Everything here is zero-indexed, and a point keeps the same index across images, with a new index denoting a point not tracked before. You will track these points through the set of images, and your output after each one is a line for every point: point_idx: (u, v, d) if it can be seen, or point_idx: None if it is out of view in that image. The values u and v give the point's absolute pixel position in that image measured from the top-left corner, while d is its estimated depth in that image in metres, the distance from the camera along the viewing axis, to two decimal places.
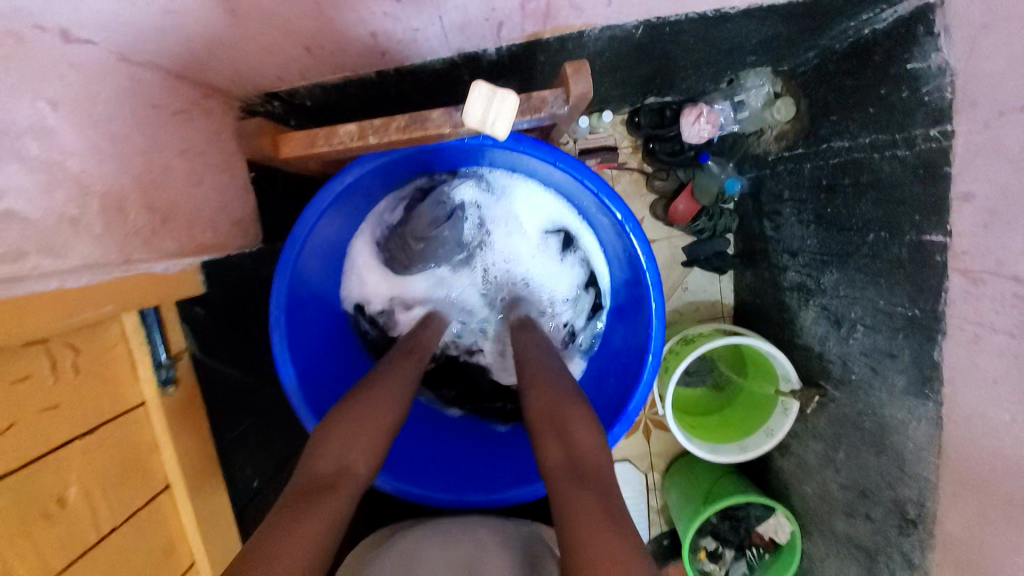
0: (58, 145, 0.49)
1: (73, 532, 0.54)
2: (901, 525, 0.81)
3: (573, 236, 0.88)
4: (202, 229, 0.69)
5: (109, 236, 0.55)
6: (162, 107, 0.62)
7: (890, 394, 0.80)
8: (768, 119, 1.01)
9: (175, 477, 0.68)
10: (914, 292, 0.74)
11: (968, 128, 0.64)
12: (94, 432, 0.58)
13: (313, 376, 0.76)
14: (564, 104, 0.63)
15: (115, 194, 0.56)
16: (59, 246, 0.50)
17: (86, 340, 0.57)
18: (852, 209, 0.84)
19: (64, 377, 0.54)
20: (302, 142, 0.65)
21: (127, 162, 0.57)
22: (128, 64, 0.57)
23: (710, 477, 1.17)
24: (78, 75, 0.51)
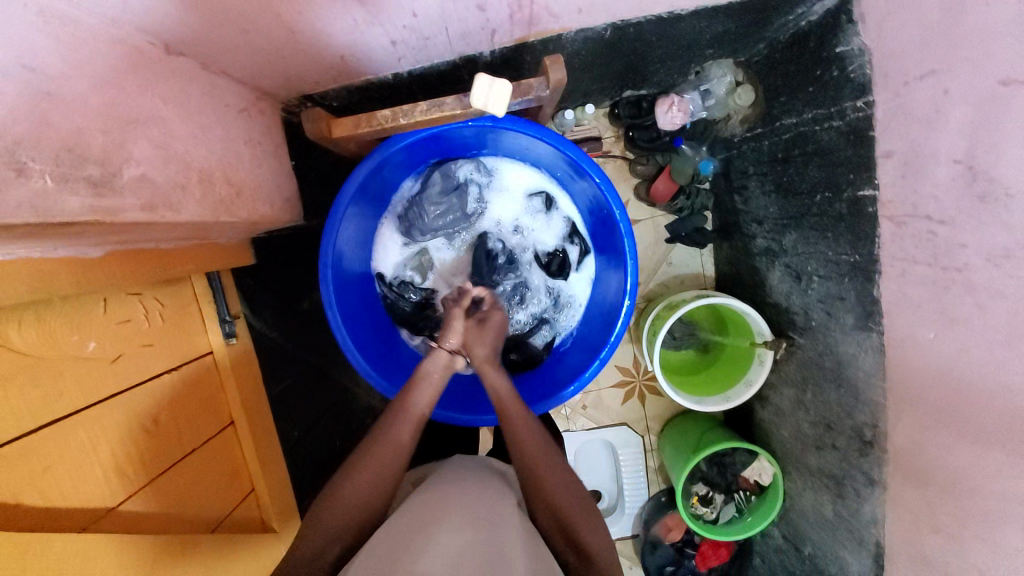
0: (171, 130, 0.61)
1: (165, 443, 0.78)
2: (861, 448, 0.92)
3: (563, 203, 0.99)
4: (261, 204, 0.81)
5: (206, 200, 0.67)
6: (234, 106, 0.74)
7: (842, 332, 0.93)
8: (732, 105, 1.13)
9: (239, 410, 0.93)
10: (854, 240, 0.87)
11: (884, 97, 0.78)
12: (179, 369, 0.82)
13: (353, 330, 0.88)
14: (546, 88, 0.76)
15: (208, 168, 0.67)
16: (175, 201, 0.61)
17: (172, 300, 0.82)
18: (803, 176, 0.97)
19: (157, 327, 0.79)
20: (350, 123, 0.80)
21: (214, 146, 0.69)
22: (210, 72, 0.69)
23: (698, 430, 1.29)
24: (178, 78, 0.63)
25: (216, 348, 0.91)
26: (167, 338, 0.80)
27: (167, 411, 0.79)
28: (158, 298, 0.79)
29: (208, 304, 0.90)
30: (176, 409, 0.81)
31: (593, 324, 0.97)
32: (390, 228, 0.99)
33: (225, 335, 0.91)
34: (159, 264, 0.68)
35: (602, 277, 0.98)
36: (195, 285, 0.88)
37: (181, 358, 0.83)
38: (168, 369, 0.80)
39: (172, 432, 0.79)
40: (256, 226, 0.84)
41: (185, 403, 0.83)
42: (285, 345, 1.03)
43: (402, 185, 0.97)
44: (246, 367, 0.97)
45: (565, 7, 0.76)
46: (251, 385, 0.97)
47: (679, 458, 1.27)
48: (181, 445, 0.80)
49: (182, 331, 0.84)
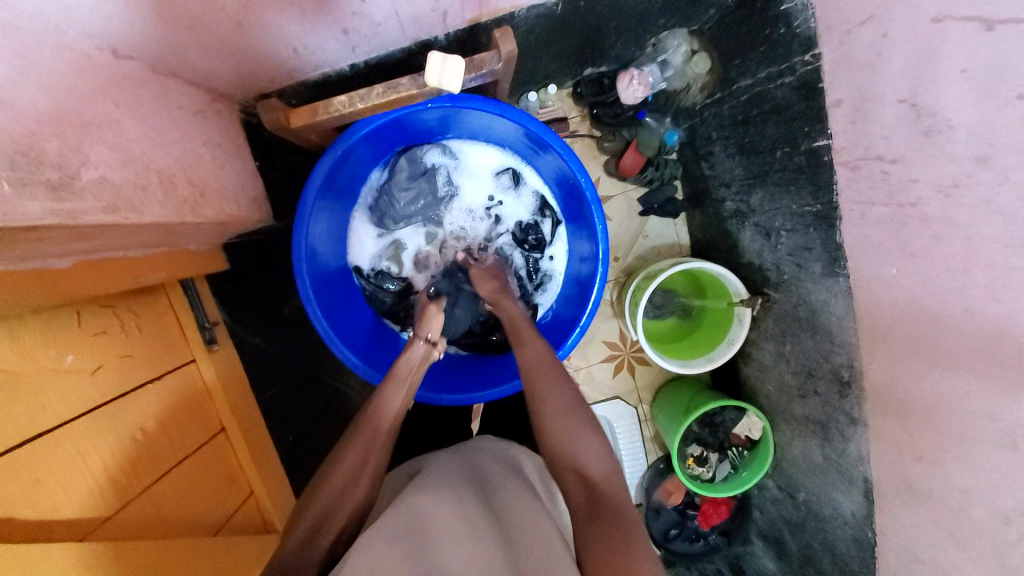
0: (126, 133, 0.60)
1: (156, 451, 0.77)
2: (841, 390, 0.96)
3: (531, 181, 1.01)
4: (228, 203, 0.81)
5: (169, 202, 0.67)
6: (188, 108, 0.74)
7: (813, 281, 0.96)
8: (690, 74, 1.16)
9: (229, 416, 0.94)
10: (815, 191, 0.90)
11: (829, 48, 0.81)
12: (164, 379, 0.83)
13: (335, 323, 0.89)
14: (498, 61, 0.77)
15: (169, 171, 0.67)
16: (138, 203, 0.61)
17: (146, 311, 0.82)
18: (762, 134, 1.00)
19: (135, 339, 0.79)
20: (307, 113, 0.80)
21: (173, 149, 0.69)
22: (161, 75, 0.69)
23: (688, 394, 1.32)
24: (129, 82, 0.63)
25: (199, 356, 0.91)
26: (146, 348, 0.80)
27: (155, 419, 0.79)
28: (132, 310, 0.79)
29: (186, 312, 0.91)
30: (163, 416, 0.80)
31: (571, 297, 0.99)
32: (363, 219, 0.99)
33: (207, 342, 0.92)
34: (129, 272, 0.68)
35: (575, 250, 1.00)
36: (169, 294, 0.89)
37: (163, 367, 0.83)
38: (151, 379, 0.80)
39: (161, 439, 0.79)
40: (226, 229, 0.84)
41: (172, 411, 0.82)
42: (270, 350, 1.03)
43: (371, 175, 0.97)
44: (230, 373, 0.97)
45: None
46: (237, 390, 0.97)
47: (672, 422, 1.30)
48: (172, 452, 0.80)
49: (162, 340, 0.85)
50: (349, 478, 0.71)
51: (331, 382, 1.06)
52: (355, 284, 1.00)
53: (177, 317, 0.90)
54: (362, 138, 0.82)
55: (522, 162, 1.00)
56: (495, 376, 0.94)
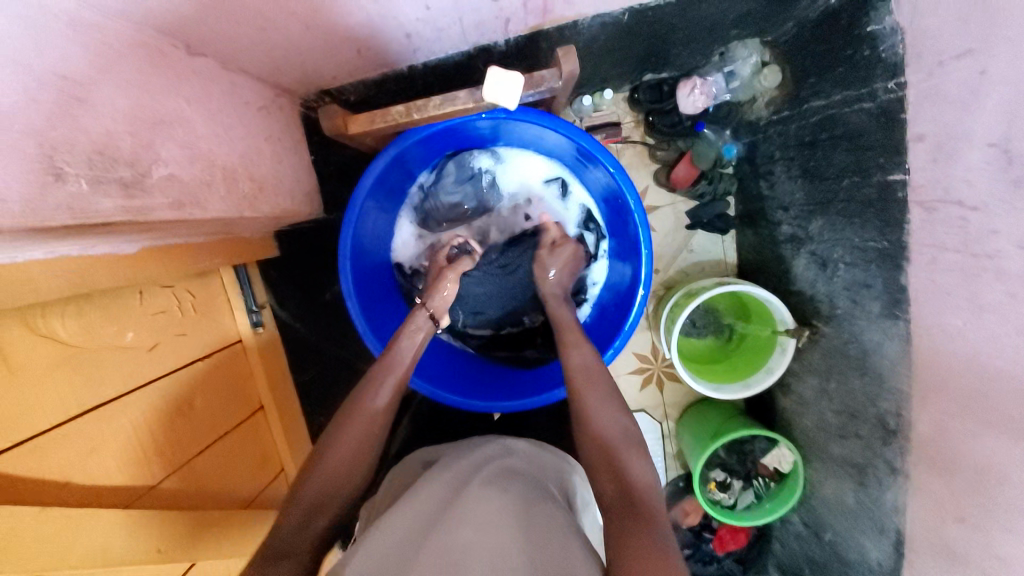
0: (196, 130, 0.63)
1: (200, 425, 0.82)
2: (884, 437, 0.91)
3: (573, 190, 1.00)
4: (280, 199, 0.83)
5: (231, 198, 0.70)
6: (252, 104, 0.76)
7: (868, 320, 0.91)
8: (757, 87, 1.09)
9: (267, 396, 0.98)
10: (882, 226, 0.84)
11: (916, 77, 0.74)
12: (211, 356, 0.87)
13: (373, 320, 0.91)
14: (557, 79, 0.76)
15: (232, 165, 0.70)
16: (201, 200, 0.64)
17: (202, 292, 0.87)
18: (830, 160, 0.94)
19: (189, 318, 0.83)
20: (364, 121, 0.82)
21: (237, 144, 0.72)
22: (231, 71, 0.72)
23: (720, 416, 1.29)
24: (201, 78, 0.65)
25: (245, 336, 0.96)
26: (198, 328, 0.85)
27: (202, 395, 0.84)
28: (189, 291, 0.84)
29: (236, 294, 0.95)
30: (208, 391, 0.85)
31: (604, 321, 0.97)
32: (408, 218, 1.01)
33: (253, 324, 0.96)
34: (189, 256, 0.72)
35: (617, 268, 0.98)
36: (223, 275, 0.93)
37: (213, 345, 0.88)
38: (201, 356, 0.85)
39: (207, 413, 0.84)
40: (280, 219, 0.87)
41: (217, 386, 0.88)
42: (310, 334, 1.07)
43: (419, 176, 0.99)
44: (272, 356, 1.02)
45: None
46: (276, 373, 1.02)
47: (698, 443, 1.27)
48: (214, 425, 0.86)
49: (212, 321, 0.89)
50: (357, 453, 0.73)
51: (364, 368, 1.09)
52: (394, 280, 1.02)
53: (227, 298, 0.94)
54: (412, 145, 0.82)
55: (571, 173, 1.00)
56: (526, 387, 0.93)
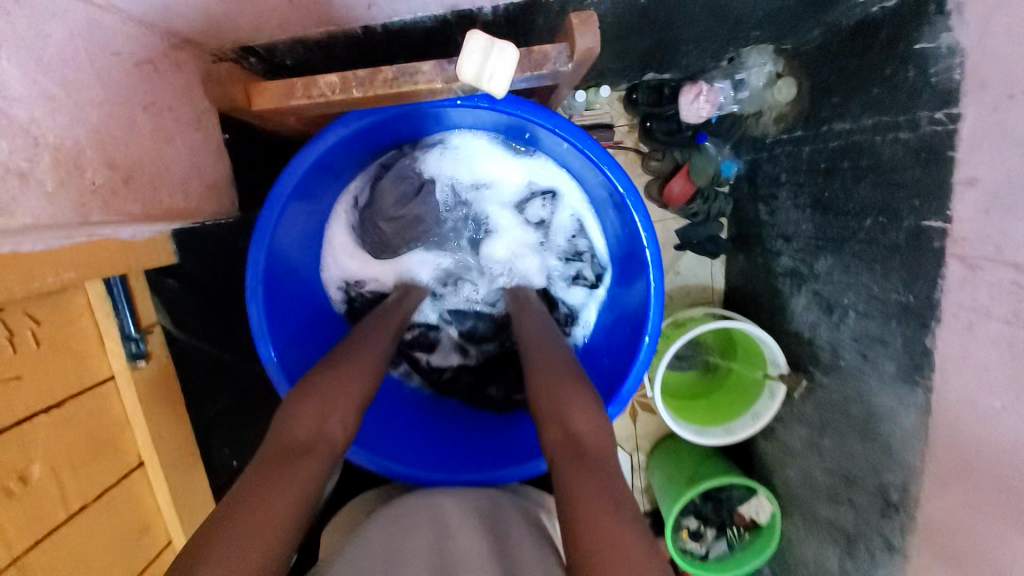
0: (9, 86, 0.43)
1: (39, 500, 0.62)
2: (883, 509, 0.82)
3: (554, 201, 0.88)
4: (171, 192, 0.65)
5: (64, 193, 0.50)
6: (126, 55, 0.55)
7: (880, 382, 0.80)
8: (768, 100, 0.97)
9: (147, 447, 0.77)
10: (908, 279, 0.74)
11: (975, 110, 0.63)
12: (60, 406, 0.66)
13: (294, 358, 0.76)
14: (569, 62, 0.60)
15: (72, 144, 0.50)
16: (6, 201, 0.44)
17: (52, 318, 0.65)
18: (850, 193, 0.83)
19: (31, 354, 0.61)
20: (278, 93, 0.63)
21: (88, 112, 0.52)
22: (90, 4, 0.50)
23: (695, 460, 1.19)
24: (32, 8, 0.44)
25: (119, 373, 0.74)
26: (44, 369, 0.63)
27: (44, 459, 0.63)
28: (31, 315, 0.61)
29: (109, 315, 0.73)
30: (55, 454, 0.65)
31: (601, 342, 0.87)
32: (348, 232, 0.86)
33: (130, 357, 0.75)
34: (28, 271, 0.54)
35: (613, 297, 0.87)
36: (88, 292, 0.70)
37: (69, 390, 0.67)
38: (44, 408, 0.63)
39: (51, 485, 0.64)
40: (170, 212, 0.66)
41: (68, 447, 0.66)
42: (222, 355, 0.85)
43: (357, 182, 0.84)
44: (162, 393, 0.81)
45: None
46: (168, 417, 0.81)
47: (671, 487, 1.17)
48: (64, 502, 0.65)
49: (69, 355, 0.67)
50: (325, 434, 0.59)
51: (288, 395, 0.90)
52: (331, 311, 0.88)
53: (96, 322, 0.71)
54: (358, 131, 0.70)
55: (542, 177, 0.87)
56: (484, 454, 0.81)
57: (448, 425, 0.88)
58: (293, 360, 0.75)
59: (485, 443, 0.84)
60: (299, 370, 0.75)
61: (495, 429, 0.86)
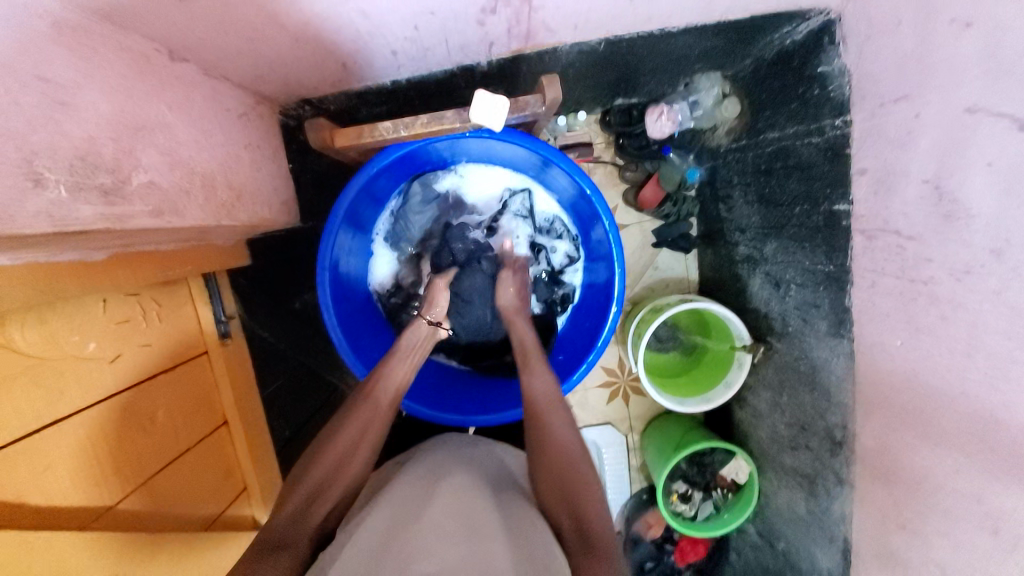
0: (175, 135, 0.63)
1: (162, 441, 0.80)
2: (832, 447, 0.98)
3: (540, 200, 1.03)
4: (261, 207, 0.84)
5: (208, 206, 0.70)
6: (234, 110, 0.76)
7: (816, 336, 0.98)
8: (718, 117, 1.17)
9: (231, 408, 0.95)
10: (828, 251, 0.92)
11: (860, 117, 0.82)
12: (175, 368, 0.85)
13: (359, 349, 0.91)
14: (541, 105, 0.80)
15: (210, 173, 0.70)
16: (178, 207, 0.64)
17: (170, 300, 0.85)
18: (783, 188, 1.01)
19: (154, 328, 0.81)
20: (353, 134, 0.83)
21: (217, 150, 0.72)
22: (212, 78, 0.72)
23: (681, 428, 1.35)
24: (183, 83, 0.66)
25: (210, 346, 0.93)
26: (162, 338, 0.83)
27: (165, 411, 0.82)
28: (154, 299, 0.82)
29: (205, 304, 0.93)
30: (171, 407, 0.83)
31: (582, 317, 1.02)
32: (381, 242, 1.02)
33: (220, 335, 0.94)
34: (159, 265, 0.70)
35: (590, 275, 1.02)
36: (190, 284, 0.91)
37: (179, 357, 0.86)
38: (164, 368, 0.83)
39: (170, 429, 0.82)
40: (251, 228, 0.85)
41: (180, 402, 0.85)
42: (278, 345, 1.03)
43: (388, 202, 1.01)
44: (239, 367, 0.99)
45: (562, 22, 0.79)
46: (244, 384, 0.99)
47: (661, 456, 1.32)
48: (178, 441, 0.83)
49: (177, 331, 0.86)
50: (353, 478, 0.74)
51: (331, 380, 1.05)
52: (375, 305, 1.03)
53: (195, 309, 0.92)
54: (391, 162, 0.86)
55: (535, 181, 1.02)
56: (496, 403, 0.96)
57: (465, 388, 1.03)
58: (358, 351, 0.90)
59: (497, 398, 0.99)
60: (363, 359, 0.91)
61: (504, 388, 1.01)
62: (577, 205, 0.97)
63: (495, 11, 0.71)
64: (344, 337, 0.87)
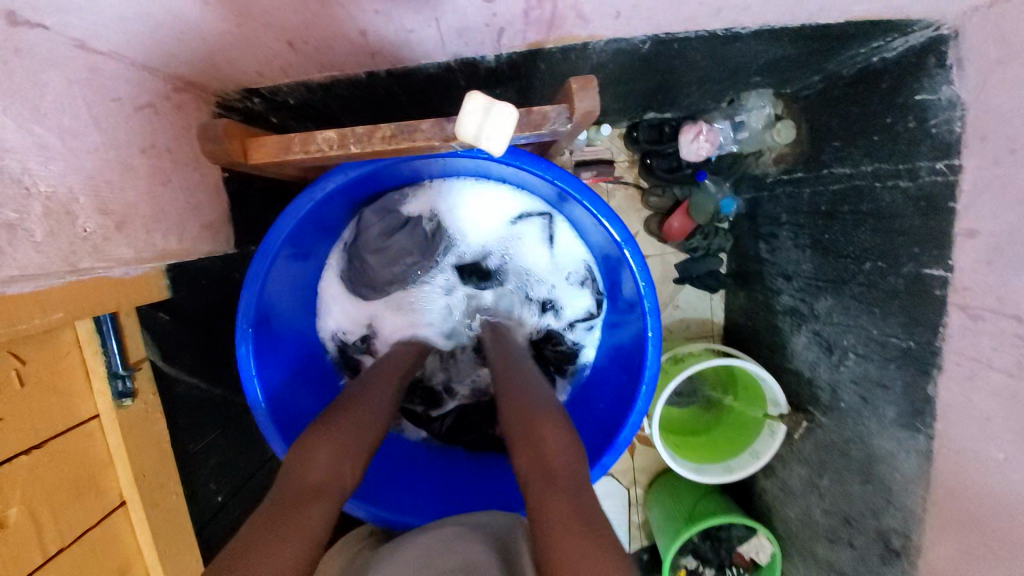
0: (6, 137, 0.45)
1: (12, 550, 0.56)
2: (884, 554, 0.81)
3: (553, 235, 0.87)
4: (164, 235, 0.66)
5: (51, 243, 0.50)
6: (126, 100, 0.58)
7: (880, 424, 0.80)
8: (767, 141, 0.98)
9: (129, 488, 0.69)
10: (908, 324, 0.73)
11: (976, 164, 0.62)
12: (44, 446, 0.60)
13: (288, 422, 0.75)
14: (568, 122, 0.61)
15: (65, 193, 0.51)
16: (0, 250, 0.45)
17: (39, 355, 0.59)
18: (849, 237, 0.83)
19: (9, 395, 0.56)
20: (275, 147, 0.63)
21: (81, 158, 0.53)
22: (91, 53, 0.53)
23: (694, 496, 1.16)
24: (29, 60, 0.46)
25: (104, 414, 0.67)
26: (25, 410, 0.57)
27: (22, 504, 0.58)
28: (13, 355, 0.56)
29: (96, 353, 0.65)
30: (35, 498, 0.59)
31: (597, 392, 0.85)
32: (335, 283, 0.85)
33: (116, 396, 0.67)
34: (6, 320, 0.49)
35: (609, 334, 0.85)
36: (75, 329, 0.63)
37: (47, 429, 0.60)
38: (22, 450, 0.58)
39: (29, 530, 0.58)
40: (165, 255, 0.67)
41: (50, 489, 0.60)
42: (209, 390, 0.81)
43: (340, 234, 0.84)
44: (150, 432, 0.71)
45: (599, 9, 0.60)
46: (158, 456, 0.72)
47: (668, 526, 1.14)
48: (40, 546, 0.59)
49: (53, 396, 0.61)
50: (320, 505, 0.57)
51: None
52: (324, 357, 0.87)
53: (83, 359, 0.65)
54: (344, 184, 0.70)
55: (545, 211, 0.85)
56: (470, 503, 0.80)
57: (435, 468, 0.87)
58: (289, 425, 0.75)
59: (471, 491, 0.83)
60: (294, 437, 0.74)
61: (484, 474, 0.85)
62: (597, 243, 0.80)
63: None
64: (267, 415, 0.72)
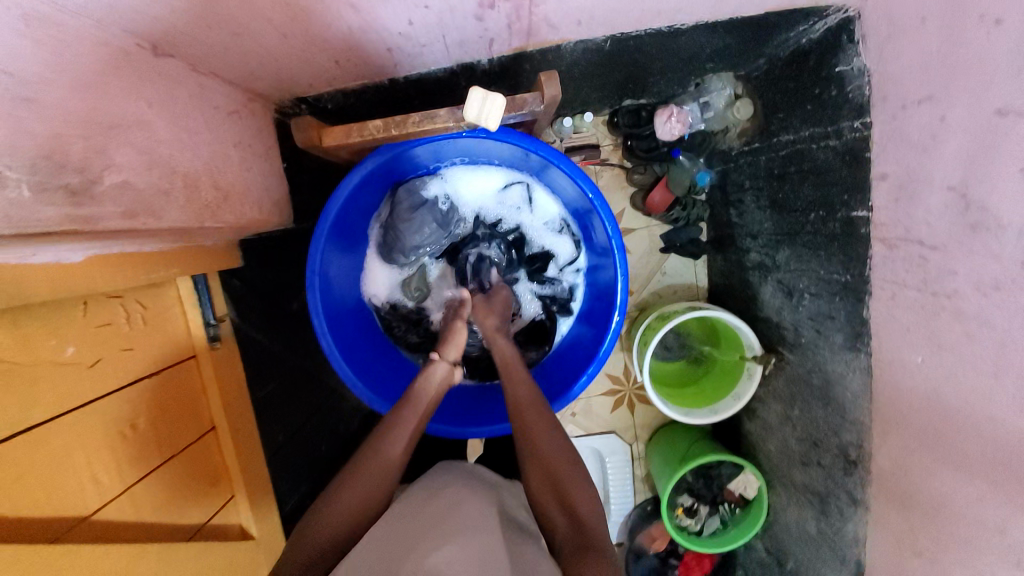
0: (156, 134, 0.63)
1: (141, 448, 0.79)
2: (845, 467, 0.94)
3: (537, 197, 1.01)
4: (253, 207, 0.83)
5: (191, 206, 0.69)
6: (223, 108, 0.76)
7: (831, 351, 0.94)
8: (730, 118, 1.12)
9: (218, 414, 0.94)
10: (846, 261, 0.87)
11: (881, 119, 0.77)
12: (158, 374, 0.83)
13: (358, 366, 0.91)
14: (540, 104, 0.77)
15: (196, 170, 0.70)
16: (157, 207, 0.63)
17: (155, 304, 0.83)
18: (797, 194, 0.97)
19: (137, 332, 0.80)
20: (341, 133, 0.81)
21: (204, 149, 0.72)
22: (199, 74, 0.71)
23: (687, 439, 1.30)
24: (163, 80, 0.65)
25: (200, 351, 0.91)
26: (146, 344, 0.81)
27: (146, 417, 0.80)
28: (138, 303, 0.80)
29: (193, 306, 0.90)
30: (154, 413, 0.82)
31: (585, 323, 1.00)
32: (374, 254, 1.01)
33: (209, 338, 0.92)
34: (142, 268, 0.70)
35: (591, 276, 1.00)
36: (179, 286, 0.88)
37: (160, 362, 0.84)
38: (147, 374, 0.81)
39: (150, 436, 0.81)
40: (244, 228, 0.84)
41: (165, 407, 0.84)
42: (271, 346, 1.03)
43: (379, 209, 0.99)
44: (229, 371, 0.97)
45: (564, 18, 0.76)
46: (235, 391, 0.97)
47: (666, 468, 1.28)
48: (158, 449, 0.82)
49: (163, 335, 0.85)
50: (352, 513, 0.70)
51: None
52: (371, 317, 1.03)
53: (183, 310, 0.89)
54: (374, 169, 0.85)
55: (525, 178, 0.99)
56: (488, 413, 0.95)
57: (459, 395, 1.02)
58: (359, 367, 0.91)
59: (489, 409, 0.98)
60: (362, 372, 0.91)
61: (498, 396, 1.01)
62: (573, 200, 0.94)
63: (493, 5, 0.68)
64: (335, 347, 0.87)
